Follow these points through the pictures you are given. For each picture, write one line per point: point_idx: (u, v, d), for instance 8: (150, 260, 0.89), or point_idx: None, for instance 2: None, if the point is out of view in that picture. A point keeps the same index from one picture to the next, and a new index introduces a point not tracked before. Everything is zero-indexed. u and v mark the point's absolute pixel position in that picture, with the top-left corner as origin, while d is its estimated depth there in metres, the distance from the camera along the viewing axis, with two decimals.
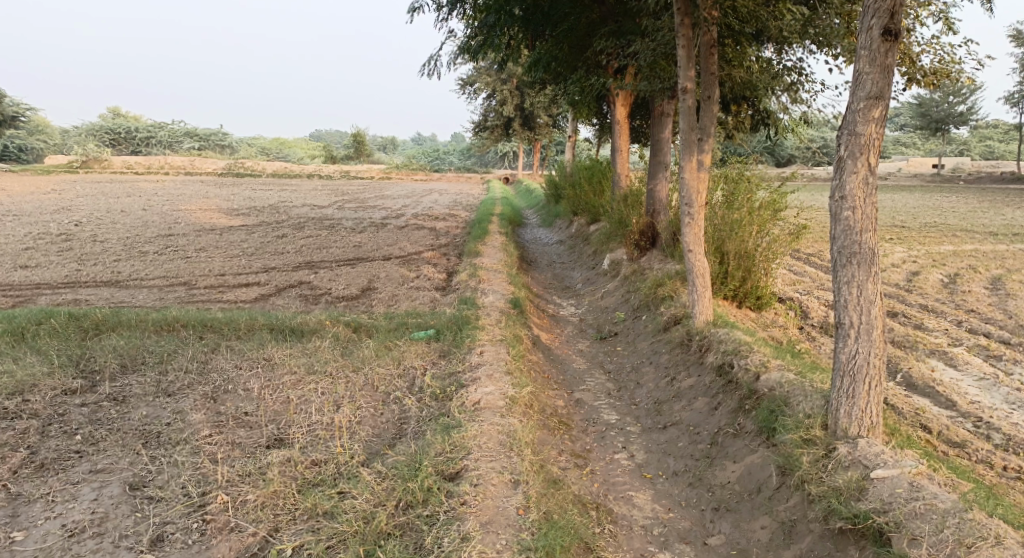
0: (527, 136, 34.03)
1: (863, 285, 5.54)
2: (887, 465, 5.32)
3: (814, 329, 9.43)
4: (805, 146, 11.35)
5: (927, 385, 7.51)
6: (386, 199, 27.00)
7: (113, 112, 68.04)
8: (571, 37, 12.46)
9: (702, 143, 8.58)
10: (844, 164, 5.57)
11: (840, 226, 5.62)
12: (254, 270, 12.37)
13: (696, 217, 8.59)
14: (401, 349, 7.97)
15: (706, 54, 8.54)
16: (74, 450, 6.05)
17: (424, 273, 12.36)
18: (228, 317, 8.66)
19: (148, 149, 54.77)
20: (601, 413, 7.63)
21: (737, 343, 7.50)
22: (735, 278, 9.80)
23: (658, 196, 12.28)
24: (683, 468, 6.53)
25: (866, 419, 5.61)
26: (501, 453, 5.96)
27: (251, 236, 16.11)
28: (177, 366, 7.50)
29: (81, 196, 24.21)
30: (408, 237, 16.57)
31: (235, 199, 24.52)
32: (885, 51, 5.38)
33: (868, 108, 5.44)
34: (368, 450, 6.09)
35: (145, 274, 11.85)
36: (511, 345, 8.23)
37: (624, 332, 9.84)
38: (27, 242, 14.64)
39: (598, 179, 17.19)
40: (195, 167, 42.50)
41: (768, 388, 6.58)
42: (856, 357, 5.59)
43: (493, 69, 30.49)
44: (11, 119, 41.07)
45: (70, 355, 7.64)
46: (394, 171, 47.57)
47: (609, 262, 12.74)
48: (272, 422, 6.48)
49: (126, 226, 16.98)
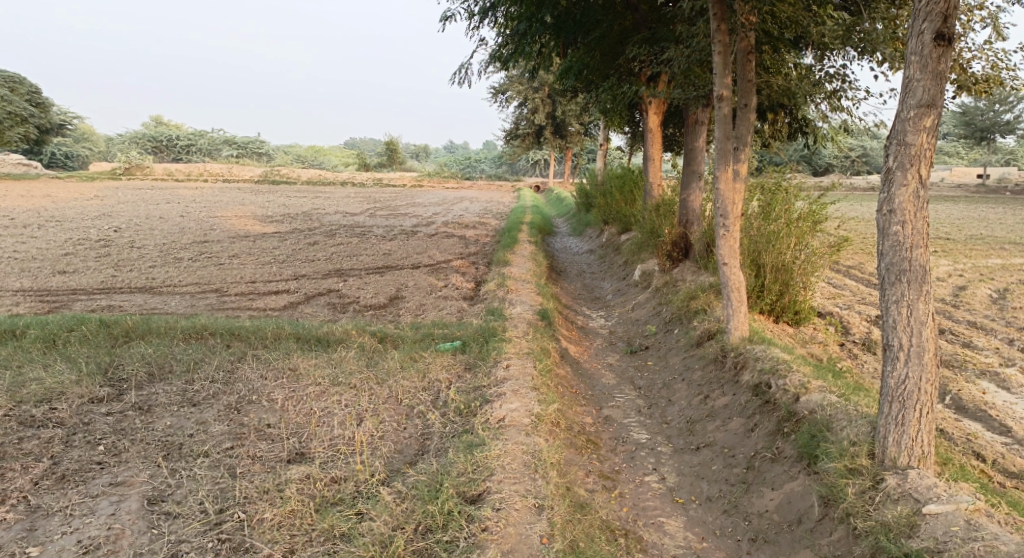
0: (559, 144, 33.88)
1: (914, 304, 5.23)
2: (940, 500, 5.01)
3: (856, 346, 9.07)
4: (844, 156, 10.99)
5: (978, 408, 7.20)
6: (418, 207, 26.99)
7: (156, 120, 69.51)
8: (604, 45, 12.26)
9: (739, 152, 8.31)
10: (893, 176, 5.28)
11: (888, 241, 5.33)
12: (284, 278, 12.31)
13: (731, 229, 8.29)
14: (426, 361, 7.78)
15: (743, 61, 8.27)
16: (95, 461, 5.95)
17: (453, 282, 12.20)
18: (256, 326, 8.56)
19: (188, 157, 55.65)
20: (631, 431, 7.38)
21: (775, 361, 7.20)
22: (772, 292, 9.50)
23: (692, 206, 11.99)
24: (717, 493, 6.25)
25: (917, 448, 5.29)
26: (526, 475, 5.74)
27: (283, 243, 16.10)
28: (203, 375, 7.39)
29: (122, 202, 24.59)
30: (438, 245, 16.44)
31: (270, 206, 24.66)
32: (938, 56, 5.09)
33: (919, 117, 5.15)
34: (390, 468, 5.91)
35: (178, 281, 11.83)
36: (538, 359, 8.00)
37: (655, 346, 9.58)
38: (66, 247, 14.77)
39: (630, 188, 16.94)
40: (233, 174, 43.04)
41: (809, 410, 6.28)
42: (906, 383, 5.29)
43: (525, 77, 30.37)
44: (58, 128, 42.09)
45: (99, 362, 7.57)
46: (427, 178, 47.67)
47: (640, 272, 12.48)
48: (294, 435, 6.33)
49: (163, 232, 17.08)
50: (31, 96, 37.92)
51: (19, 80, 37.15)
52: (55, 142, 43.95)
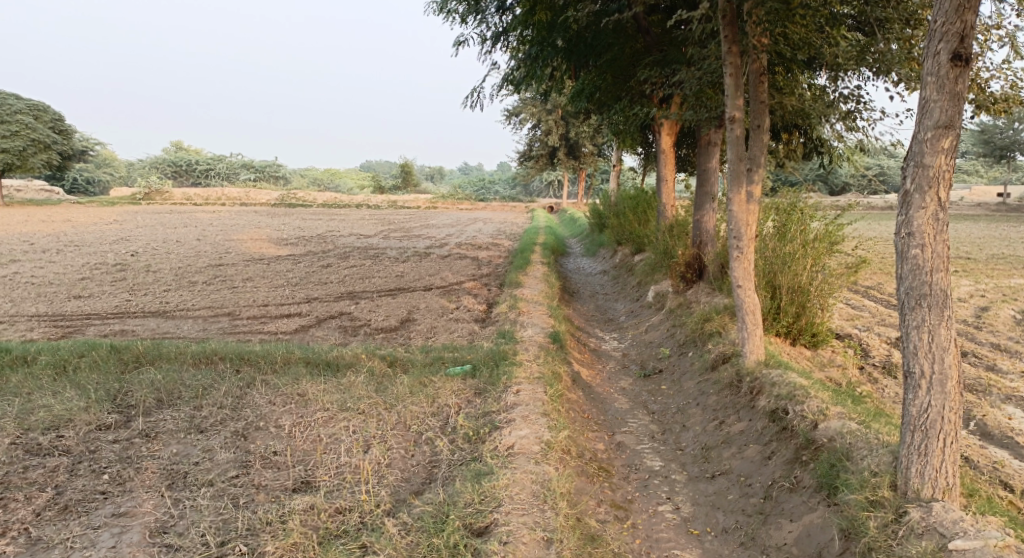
0: (572, 165, 33.88)
1: (935, 330, 5.07)
2: (967, 535, 4.82)
3: (876, 369, 8.87)
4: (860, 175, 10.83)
5: (1004, 435, 7.03)
6: (432, 228, 26.99)
7: (176, 144, 70.49)
8: (615, 66, 12.27)
9: (753, 173, 8.17)
10: (911, 199, 5.15)
11: (906, 265, 5.18)
12: (297, 301, 12.26)
13: (746, 251, 8.15)
14: (436, 386, 7.67)
15: (755, 82, 8.20)
16: (98, 491, 5.87)
17: (465, 304, 12.11)
18: (266, 350, 8.48)
19: (206, 181, 56.22)
20: (644, 458, 7.22)
21: (792, 386, 7.03)
22: (789, 314, 9.34)
23: (706, 227, 11.89)
24: (734, 524, 6.07)
25: (941, 480, 5.11)
26: (534, 506, 5.61)
27: (297, 266, 16.10)
28: (211, 401, 7.31)
29: (141, 226, 24.77)
30: (451, 267, 16.37)
31: (286, 229, 24.75)
32: (955, 77, 4.97)
33: (937, 138, 5.03)
34: (396, 498, 5.80)
35: (191, 305, 11.82)
36: (550, 384, 7.86)
37: (670, 369, 9.42)
38: (82, 272, 14.84)
39: (644, 209, 16.83)
40: (250, 198, 43.33)
41: (828, 438, 6.12)
42: (928, 411, 5.12)
43: (538, 100, 30.50)
44: (80, 154, 42.72)
45: (108, 388, 7.51)
46: (442, 199, 47.77)
47: (654, 294, 12.34)
48: (300, 463, 6.24)
49: (179, 256, 17.14)
50: (53, 123, 38.56)
51: (42, 107, 37.82)
52: (77, 167, 44.57)
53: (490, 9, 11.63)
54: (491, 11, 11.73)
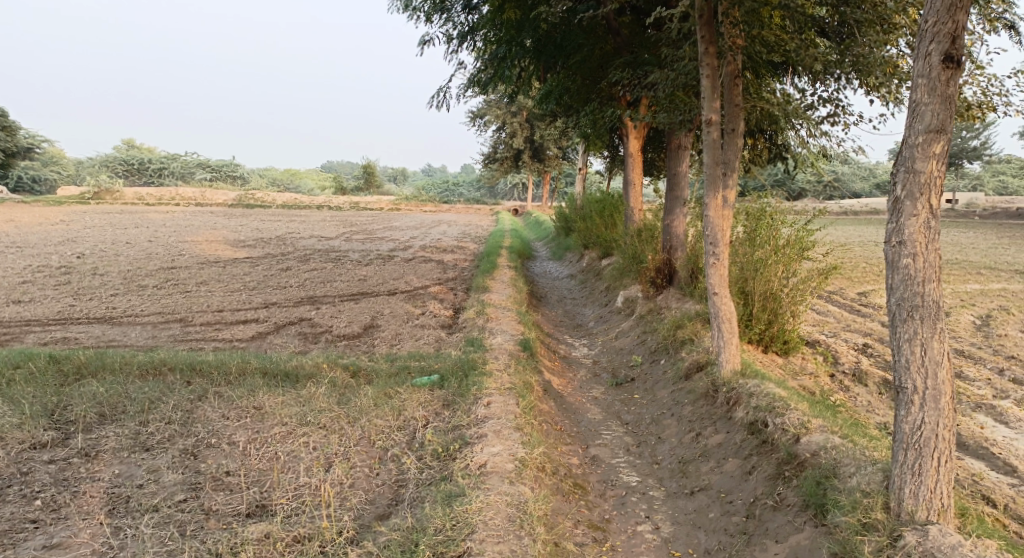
0: (536, 168, 33.62)
1: (928, 343, 4.86)
2: None
3: (847, 376, 8.70)
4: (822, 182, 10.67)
5: (980, 445, 6.91)
6: (395, 231, 26.45)
7: (129, 142, 68.85)
8: (584, 68, 12.00)
9: (728, 178, 7.90)
10: (902, 206, 4.92)
11: (897, 275, 4.95)
12: (253, 306, 11.73)
13: (721, 257, 7.87)
14: (402, 398, 7.26)
15: (730, 85, 7.94)
16: (29, 520, 5.39)
17: (430, 309, 11.70)
18: (219, 360, 7.98)
19: (160, 180, 54.73)
20: (620, 473, 6.92)
21: (771, 398, 6.78)
22: (761, 320, 9.16)
23: (675, 231, 11.67)
24: (716, 545, 5.80)
25: (936, 501, 4.90)
26: (510, 532, 5.29)
27: (254, 269, 15.49)
28: (159, 416, 6.80)
29: (89, 227, 23.79)
30: (415, 271, 15.91)
31: (243, 231, 24.00)
32: (947, 79, 4.75)
33: (928, 142, 4.81)
34: (360, 522, 5.43)
35: (140, 310, 11.22)
36: (521, 395, 7.52)
37: (642, 377, 9.16)
38: (25, 275, 14.06)
39: (610, 212, 16.57)
40: (206, 198, 42.25)
41: (811, 453, 5.90)
42: (921, 429, 4.90)
43: (504, 101, 30.26)
44: (26, 151, 41.29)
45: (45, 403, 6.96)
46: (403, 201, 47.10)
47: (623, 299, 12.08)
48: (255, 485, 5.81)
49: (129, 259, 16.40)
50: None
51: None
52: (22, 164, 42.92)
53: (456, 7, 11.26)
54: (457, 10, 11.37)
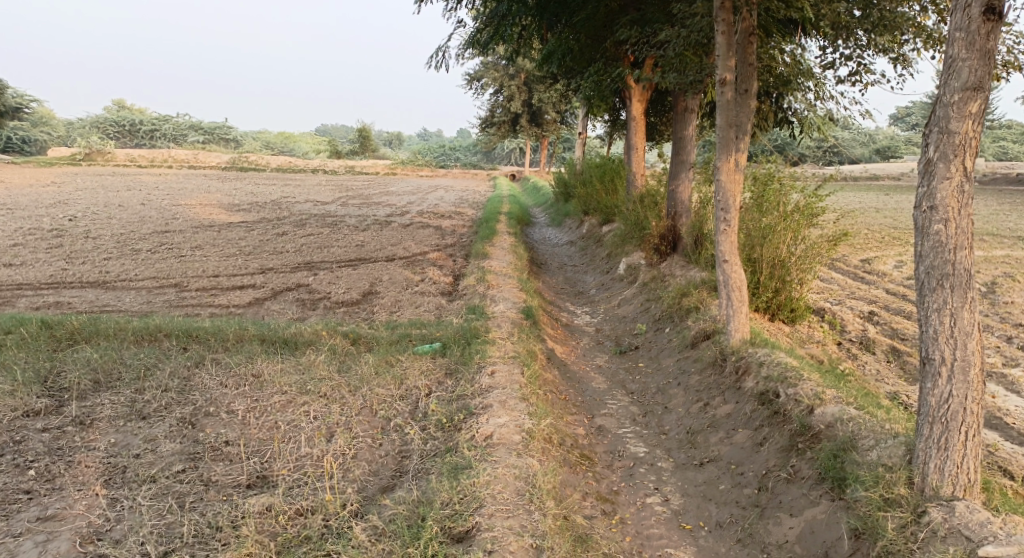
0: (534, 133, 33.14)
1: (958, 313, 4.68)
2: (999, 540, 4.47)
3: (854, 345, 8.53)
4: (828, 147, 10.42)
5: (994, 416, 6.76)
6: (392, 196, 26.08)
7: (121, 104, 67.85)
8: (589, 27, 11.61)
9: (741, 141, 7.60)
10: (934, 168, 4.70)
11: (927, 242, 4.76)
12: (250, 271, 11.48)
13: (733, 223, 7.63)
14: (403, 366, 7.09)
15: (744, 43, 7.65)
16: (22, 490, 5.22)
17: (430, 276, 11.48)
18: (216, 326, 7.76)
19: (152, 142, 53.94)
20: (627, 444, 6.78)
21: (783, 367, 6.60)
22: (768, 288, 8.95)
23: (680, 197, 11.40)
24: (728, 518, 5.68)
25: (962, 476, 4.77)
26: (520, 507, 5.15)
27: (250, 234, 15.19)
28: (155, 383, 6.62)
29: (82, 189, 23.39)
30: (413, 236, 15.64)
31: (238, 194, 23.66)
32: (987, 32, 4.50)
33: (964, 101, 4.56)
34: (364, 495, 5.30)
35: (134, 274, 10.99)
36: (526, 363, 7.35)
37: (646, 346, 9.00)
38: (16, 238, 13.76)
39: (611, 178, 16.29)
40: (199, 161, 41.73)
41: (825, 425, 5.76)
42: (948, 402, 4.75)
43: (501, 63, 29.69)
44: (15, 111, 40.76)
45: (37, 369, 6.76)
46: (399, 165, 46.53)
47: (625, 266, 11.87)
48: (255, 455, 5.66)
49: (122, 222, 16.09)
50: None
51: None
52: (12, 125, 42.21)
53: None
54: None
